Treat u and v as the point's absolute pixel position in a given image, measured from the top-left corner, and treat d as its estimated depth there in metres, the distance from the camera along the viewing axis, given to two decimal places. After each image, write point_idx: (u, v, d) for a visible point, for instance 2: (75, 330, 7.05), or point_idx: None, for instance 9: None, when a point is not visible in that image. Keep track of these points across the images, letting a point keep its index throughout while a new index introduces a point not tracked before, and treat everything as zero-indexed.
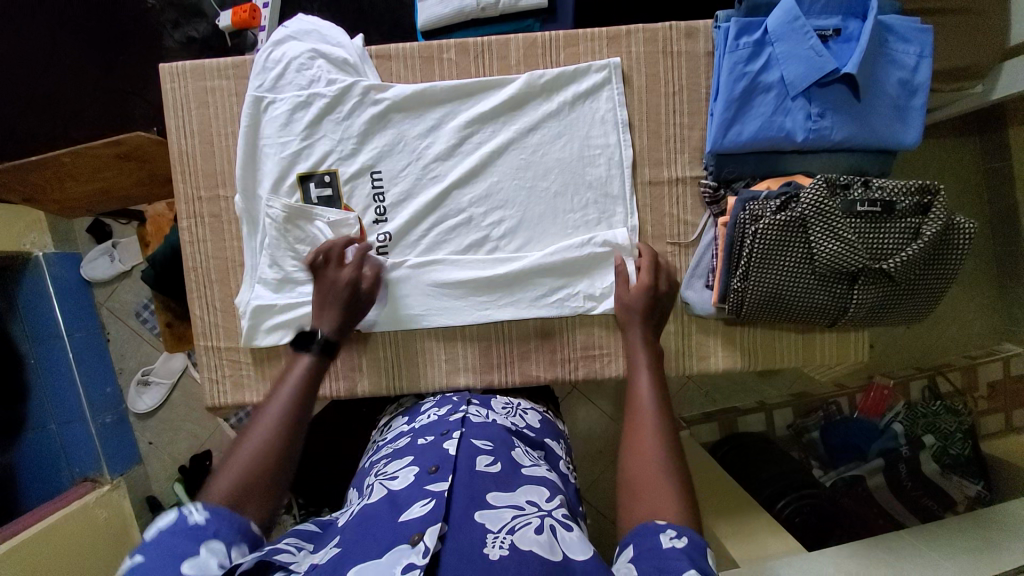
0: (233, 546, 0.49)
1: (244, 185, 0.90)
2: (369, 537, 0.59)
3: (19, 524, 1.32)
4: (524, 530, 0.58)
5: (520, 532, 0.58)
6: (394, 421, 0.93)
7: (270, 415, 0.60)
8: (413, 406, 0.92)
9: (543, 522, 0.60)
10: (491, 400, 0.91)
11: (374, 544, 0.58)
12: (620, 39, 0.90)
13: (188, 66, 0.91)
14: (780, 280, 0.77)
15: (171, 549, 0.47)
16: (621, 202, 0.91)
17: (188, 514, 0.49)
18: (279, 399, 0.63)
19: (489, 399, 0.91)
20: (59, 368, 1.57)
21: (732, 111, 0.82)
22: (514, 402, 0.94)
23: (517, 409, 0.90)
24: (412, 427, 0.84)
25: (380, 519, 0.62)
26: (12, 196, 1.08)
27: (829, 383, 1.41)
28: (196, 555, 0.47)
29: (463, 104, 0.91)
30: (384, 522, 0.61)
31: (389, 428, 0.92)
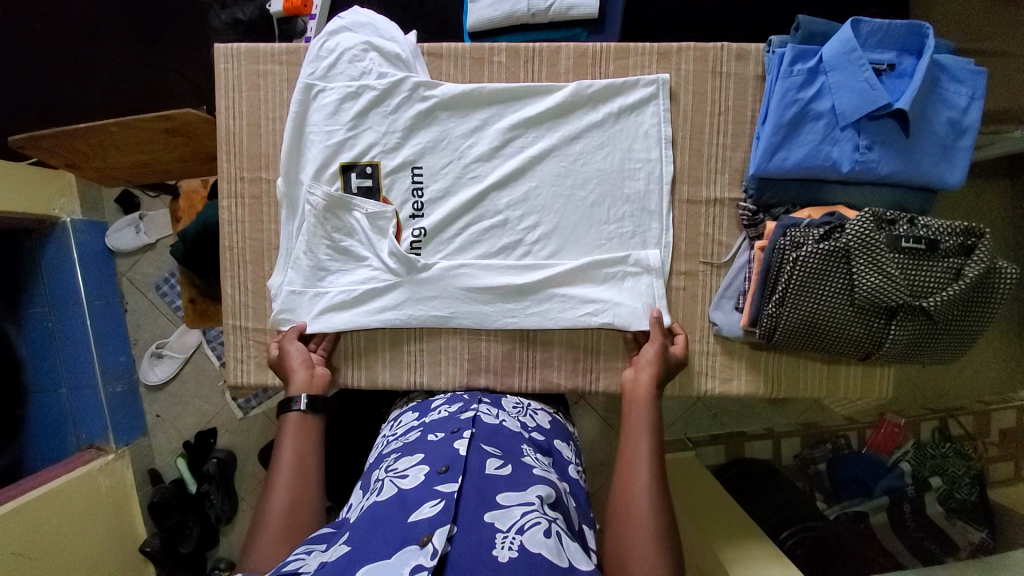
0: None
1: (287, 170, 0.92)
2: (378, 538, 0.59)
3: (23, 486, 1.34)
4: (532, 532, 0.58)
5: (528, 533, 0.58)
6: (404, 416, 0.92)
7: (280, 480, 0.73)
8: (423, 402, 0.92)
9: (551, 525, 0.60)
10: (502, 399, 0.92)
11: (382, 546, 0.58)
12: (669, 56, 0.90)
13: (242, 49, 0.93)
14: (817, 309, 0.77)
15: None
16: (657, 218, 0.91)
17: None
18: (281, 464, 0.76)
19: (499, 399, 0.92)
20: (76, 333, 1.59)
21: (779, 136, 0.82)
22: (525, 403, 0.95)
23: (527, 409, 0.91)
24: (423, 423, 0.85)
25: (389, 519, 0.62)
26: (53, 160, 1.09)
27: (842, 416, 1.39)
28: None
29: (509, 107, 0.92)
30: (393, 523, 0.61)
31: (398, 422, 0.91)
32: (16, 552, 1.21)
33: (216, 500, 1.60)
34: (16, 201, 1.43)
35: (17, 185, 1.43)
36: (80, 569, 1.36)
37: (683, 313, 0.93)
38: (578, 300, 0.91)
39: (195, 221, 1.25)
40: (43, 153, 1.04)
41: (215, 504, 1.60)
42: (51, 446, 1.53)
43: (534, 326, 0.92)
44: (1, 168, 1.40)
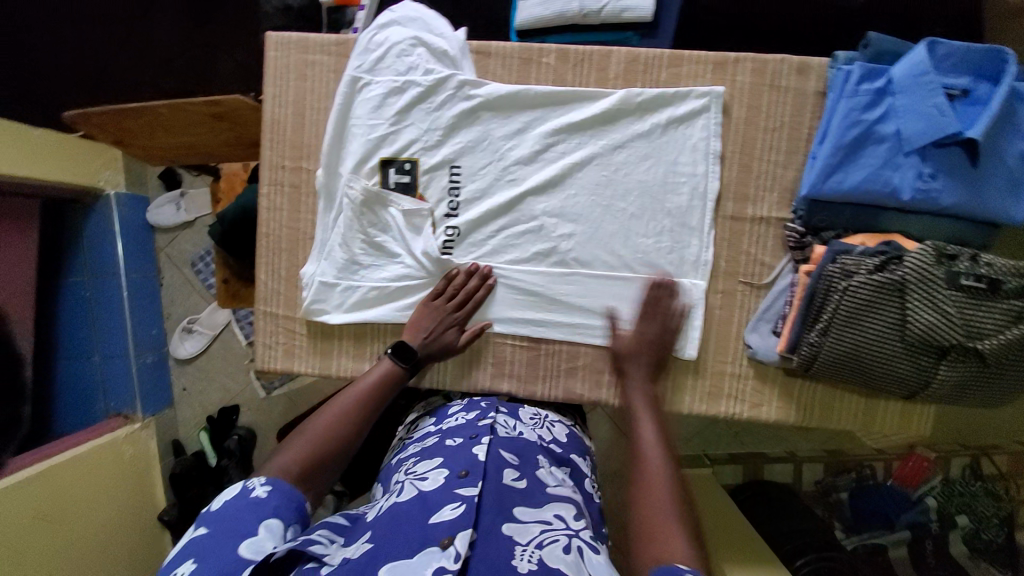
0: (288, 526, 0.64)
1: (329, 161, 0.93)
2: (400, 538, 0.60)
3: (49, 450, 1.41)
4: (551, 548, 0.59)
5: (546, 548, 0.59)
6: (422, 420, 0.93)
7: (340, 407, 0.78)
8: (441, 407, 0.92)
9: (570, 542, 0.61)
10: (520, 410, 0.91)
11: (404, 546, 0.59)
12: (725, 66, 0.88)
13: (294, 38, 0.93)
14: (864, 342, 0.74)
15: (232, 522, 0.61)
16: (697, 234, 0.88)
17: (251, 489, 0.65)
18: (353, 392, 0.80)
19: (518, 409, 0.91)
20: (112, 302, 1.67)
21: (837, 157, 0.79)
22: (543, 415, 0.93)
23: (544, 421, 0.89)
24: (439, 428, 0.84)
25: (410, 520, 0.63)
26: (108, 138, 1.12)
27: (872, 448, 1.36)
28: (256, 533, 0.61)
29: (553, 111, 0.90)
30: (415, 523, 0.62)
31: (415, 427, 0.91)
32: (36, 512, 1.25)
33: (233, 474, 1.66)
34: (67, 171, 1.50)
35: (68, 154, 1.50)
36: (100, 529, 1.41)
37: (717, 336, 0.89)
38: (609, 313, 0.90)
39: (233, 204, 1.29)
40: (101, 131, 1.08)
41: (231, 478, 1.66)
42: (78, 412, 1.64)
43: (558, 337, 0.92)
44: (54, 139, 1.47)
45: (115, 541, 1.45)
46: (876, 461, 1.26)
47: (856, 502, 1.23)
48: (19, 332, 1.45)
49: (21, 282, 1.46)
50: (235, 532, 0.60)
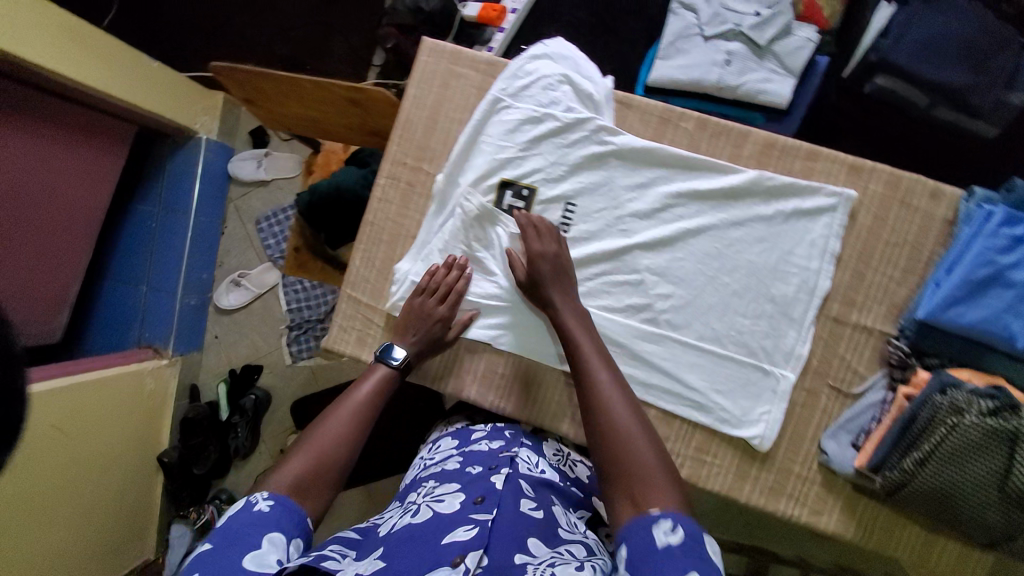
0: (291, 540, 0.64)
1: (451, 168, 0.94)
2: (412, 557, 0.60)
3: (73, 367, 1.43)
4: (563, 567, 0.58)
5: (558, 567, 0.59)
6: (444, 441, 0.95)
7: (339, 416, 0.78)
8: (464, 432, 0.94)
9: (584, 563, 0.60)
10: (544, 446, 0.94)
11: (416, 564, 0.60)
12: (860, 173, 0.88)
13: (448, 48, 0.98)
14: (959, 481, 0.73)
15: (237, 535, 0.62)
16: (796, 327, 0.87)
17: (254, 503, 0.66)
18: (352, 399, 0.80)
19: (540, 444, 0.94)
20: (173, 237, 1.68)
21: (962, 290, 0.78)
22: (565, 451, 0.96)
23: (567, 459, 0.93)
24: (462, 453, 0.86)
25: (424, 540, 0.63)
26: (238, 94, 1.17)
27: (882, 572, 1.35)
28: (259, 548, 0.60)
29: (680, 175, 0.91)
30: (428, 543, 0.63)
31: (437, 447, 0.94)
32: (53, 424, 1.27)
33: (241, 433, 1.69)
34: (164, 106, 1.55)
35: (172, 93, 1.57)
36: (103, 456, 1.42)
37: (792, 434, 0.88)
38: (690, 385, 0.88)
39: (328, 179, 1.28)
40: (236, 86, 1.13)
41: (238, 437, 1.69)
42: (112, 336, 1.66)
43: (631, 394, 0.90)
44: (167, 76, 1.55)
45: (111, 474, 1.44)
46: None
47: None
48: (81, 245, 1.49)
49: (99, 200, 1.50)
50: (238, 548, 0.60)
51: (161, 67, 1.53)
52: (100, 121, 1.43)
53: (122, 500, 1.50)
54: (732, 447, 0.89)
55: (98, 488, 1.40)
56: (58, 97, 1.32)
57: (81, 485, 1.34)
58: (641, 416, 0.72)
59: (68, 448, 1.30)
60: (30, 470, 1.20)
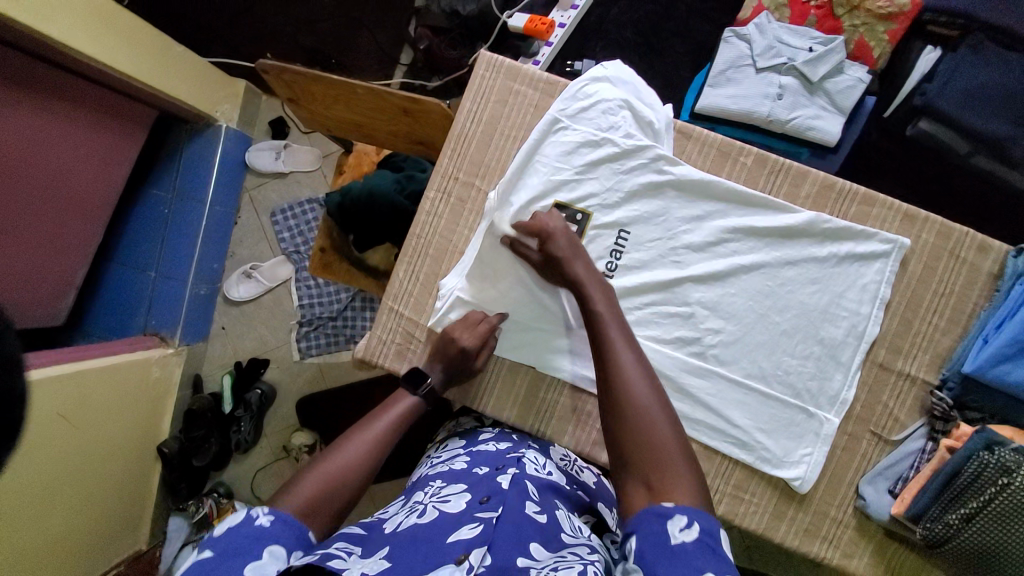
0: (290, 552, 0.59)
1: (504, 187, 0.93)
2: (416, 555, 0.58)
3: (78, 354, 1.37)
4: (567, 571, 0.55)
5: (561, 571, 0.56)
6: (451, 443, 0.93)
7: (364, 437, 0.75)
8: (472, 435, 0.93)
9: (586, 568, 0.57)
10: (551, 450, 0.93)
11: (416, 562, 0.57)
12: (914, 221, 0.89)
13: (507, 64, 0.97)
14: (1007, 540, 0.75)
15: (233, 548, 0.56)
16: (842, 371, 0.88)
17: (255, 516, 0.59)
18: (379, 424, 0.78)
19: (549, 448, 0.93)
20: (187, 226, 1.63)
21: (1012, 348, 0.79)
22: (571, 457, 0.95)
23: (574, 464, 0.93)
24: (470, 453, 0.85)
25: (429, 538, 0.61)
26: (281, 91, 1.15)
27: None
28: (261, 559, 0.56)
29: (735, 210, 0.91)
30: (431, 542, 0.60)
31: (444, 447, 0.93)
32: (60, 412, 1.22)
33: (244, 427, 1.65)
34: (191, 92, 1.49)
35: (196, 78, 1.49)
36: (103, 449, 1.36)
37: (829, 477, 0.88)
38: (733, 422, 0.88)
39: (362, 182, 1.20)
40: (280, 84, 1.11)
41: (241, 430, 1.65)
42: (118, 323, 1.61)
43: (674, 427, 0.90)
44: (189, 60, 1.47)
45: (110, 466, 1.39)
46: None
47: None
48: (88, 232, 1.40)
49: (110, 185, 1.41)
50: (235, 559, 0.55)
51: (183, 52, 1.44)
52: (116, 103, 1.34)
53: (121, 494, 1.45)
54: (769, 486, 0.89)
55: (96, 480, 1.35)
56: (74, 74, 1.22)
57: (80, 478, 1.29)
58: (657, 387, 0.68)
59: (69, 440, 1.25)
60: (29, 462, 1.15)
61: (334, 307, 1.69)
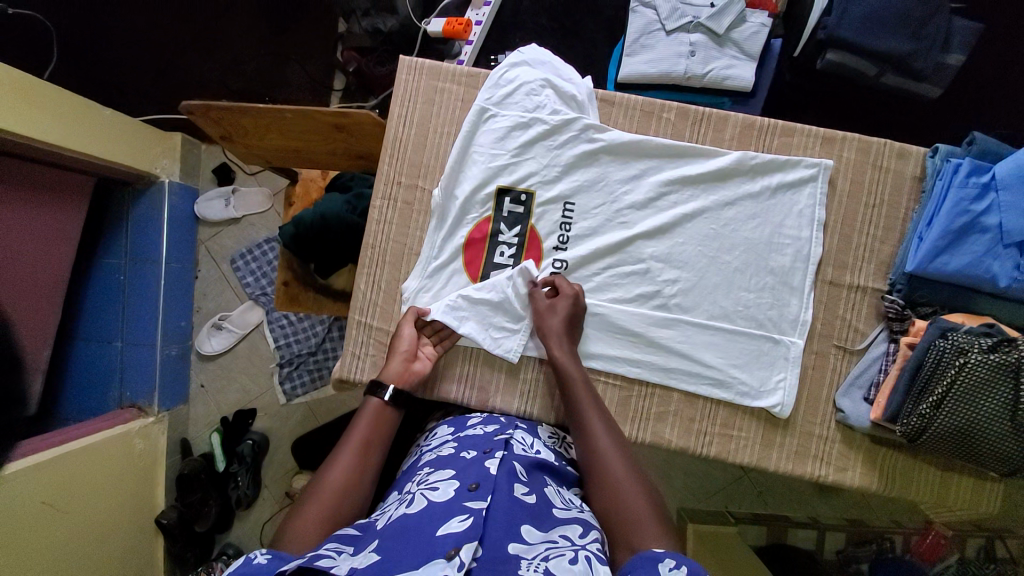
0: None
1: (447, 182, 0.95)
2: (406, 549, 0.59)
3: (62, 436, 1.32)
4: (557, 560, 0.59)
5: (552, 561, 0.59)
6: (439, 429, 0.94)
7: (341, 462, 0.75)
8: (459, 419, 0.94)
9: (577, 554, 0.60)
10: (538, 428, 0.93)
11: (411, 557, 0.58)
12: (834, 141, 0.94)
13: (426, 64, 1.00)
14: (976, 419, 0.78)
15: None
16: (797, 295, 0.91)
17: (252, 556, 0.60)
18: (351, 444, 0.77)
19: (536, 427, 0.93)
20: (146, 289, 1.60)
21: (944, 241, 0.84)
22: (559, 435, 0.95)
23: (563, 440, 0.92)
24: (457, 437, 0.86)
25: (419, 530, 0.62)
26: (213, 130, 1.16)
27: (886, 519, 1.43)
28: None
29: (669, 163, 0.95)
30: (422, 535, 0.61)
31: (433, 434, 0.93)
32: (44, 500, 1.18)
33: (241, 481, 1.59)
34: (126, 154, 1.46)
35: (130, 139, 1.47)
36: (98, 531, 1.31)
37: (807, 398, 0.92)
38: (706, 364, 0.91)
39: (311, 209, 1.15)
40: (210, 123, 1.11)
41: (239, 485, 1.60)
42: (93, 401, 1.56)
43: (653, 379, 0.92)
44: (120, 121, 1.43)
45: (107, 548, 1.34)
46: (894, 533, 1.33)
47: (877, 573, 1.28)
48: (45, 312, 1.36)
49: (60, 261, 1.37)
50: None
51: (114, 114, 1.41)
52: (52, 177, 1.31)
53: (124, 574, 1.40)
54: (754, 419, 0.92)
55: (96, 564, 1.30)
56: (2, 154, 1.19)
57: (78, 565, 1.24)
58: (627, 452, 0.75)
59: (58, 528, 1.20)
60: (19, 557, 1.10)
61: (312, 342, 1.67)
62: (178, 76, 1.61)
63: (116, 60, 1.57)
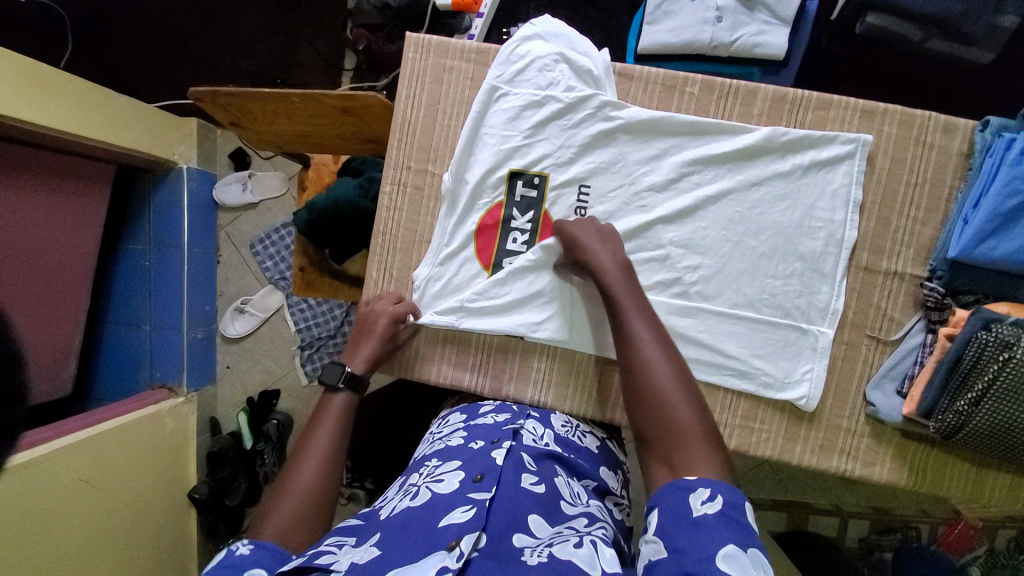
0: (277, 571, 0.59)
1: (456, 166, 0.92)
2: (408, 541, 0.59)
3: (86, 421, 1.34)
4: (562, 545, 0.57)
5: (557, 546, 0.57)
6: (454, 416, 0.93)
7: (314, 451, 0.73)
8: (473, 407, 0.93)
9: (582, 539, 0.59)
10: (551, 417, 0.91)
11: (412, 548, 0.58)
12: (873, 115, 0.86)
13: (434, 41, 0.95)
14: (1020, 415, 0.73)
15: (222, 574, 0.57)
16: (828, 282, 0.86)
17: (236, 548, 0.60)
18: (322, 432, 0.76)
19: (548, 415, 0.91)
20: (171, 276, 1.62)
21: (992, 224, 0.77)
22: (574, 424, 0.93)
23: (576, 430, 0.90)
24: (468, 427, 0.85)
25: (421, 522, 0.61)
26: (222, 115, 1.15)
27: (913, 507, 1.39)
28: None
29: (692, 141, 0.89)
30: (425, 527, 0.61)
31: (446, 421, 0.92)
32: (81, 478, 1.23)
33: (269, 459, 1.66)
34: (144, 141, 1.46)
35: (146, 124, 1.46)
36: (132, 508, 1.37)
37: (834, 390, 0.88)
38: (728, 354, 0.87)
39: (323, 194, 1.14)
40: (218, 108, 1.10)
41: (267, 462, 1.66)
42: (127, 382, 1.62)
43: None
44: (138, 108, 1.43)
45: (144, 521, 1.41)
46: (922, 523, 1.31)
47: (899, 561, 1.27)
48: (72, 299, 1.39)
49: (85, 249, 1.40)
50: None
51: (129, 100, 1.40)
52: (68, 164, 1.30)
53: (158, 547, 1.46)
54: (777, 409, 0.89)
55: (132, 538, 1.36)
56: (8, 141, 1.17)
57: (114, 541, 1.29)
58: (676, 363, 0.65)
59: (94, 505, 1.25)
60: (57, 534, 1.15)
61: (331, 326, 1.69)
62: (190, 59, 1.59)
63: (131, 45, 1.56)
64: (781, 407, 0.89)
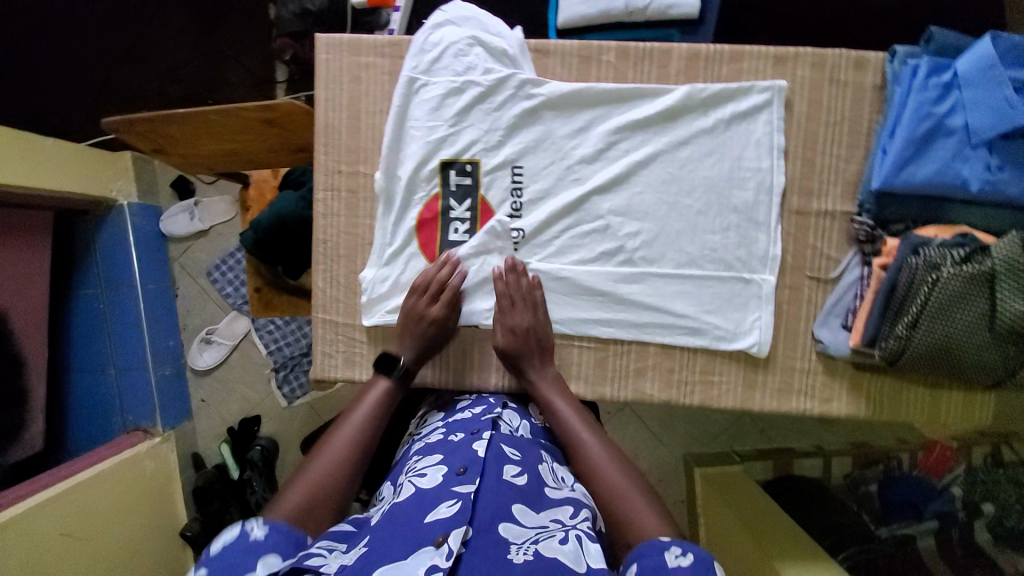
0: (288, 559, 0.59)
1: (386, 164, 0.90)
2: (396, 538, 0.59)
3: (58, 473, 1.31)
4: (548, 541, 0.59)
5: (543, 542, 0.59)
6: (431, 414, 0.92)
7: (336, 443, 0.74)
8: (450, 403, 0.92)
9: (568, 534, 0.60)
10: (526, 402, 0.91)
11: (398, 546, 0.58)
12: (786, 61, 0.88)
13: (346, 40, 0.93)
14: (953, 332, 0.76)
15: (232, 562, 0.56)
16: (764, 230, 0.88)
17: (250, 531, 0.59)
18: (352, 421, 0.77)
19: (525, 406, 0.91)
20: (128, 316, 1.58)
21: (909, 151, 0.80)
22: None
23: None
24: (446, 422, 0.84)
25: (410, 518, 0.61)
26: (145, 144, 1.11)
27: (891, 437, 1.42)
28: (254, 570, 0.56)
29: (615, 109, 0.89)
30: (411, 524, 0.61)
31: (426, 420, 0.91)
32: (63, 531, 1.19)
33: (257, 485, 1.60)
34: (76, 181, 1.41)
35: (79, 164, 1.41)
36: (123, 553, 1.34)
37: (784, 333, 0.90)
38: (679, 313, 0.89)
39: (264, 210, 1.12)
40: (138, 137, 1.07)
41: (256, 490, 1.60)
42: (97, 430, 1.57)
43: (627, 336, 0.90)
44: (68, 148, 1.38)
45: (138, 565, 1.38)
46: (900, 451, 1.34)
47: (884, 491, 1.30)
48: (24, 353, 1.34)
49: (37, 300, 1.35)
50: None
51: (57, 143, 1.34)
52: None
53: None
54: (733, 359, 0.91)
55: None
56: None
57: None
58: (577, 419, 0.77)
59: (82, 555, 1.22)
60: None
61: (303, 342, 1.64)
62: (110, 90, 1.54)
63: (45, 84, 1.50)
64: (737, 357, 0.90)
